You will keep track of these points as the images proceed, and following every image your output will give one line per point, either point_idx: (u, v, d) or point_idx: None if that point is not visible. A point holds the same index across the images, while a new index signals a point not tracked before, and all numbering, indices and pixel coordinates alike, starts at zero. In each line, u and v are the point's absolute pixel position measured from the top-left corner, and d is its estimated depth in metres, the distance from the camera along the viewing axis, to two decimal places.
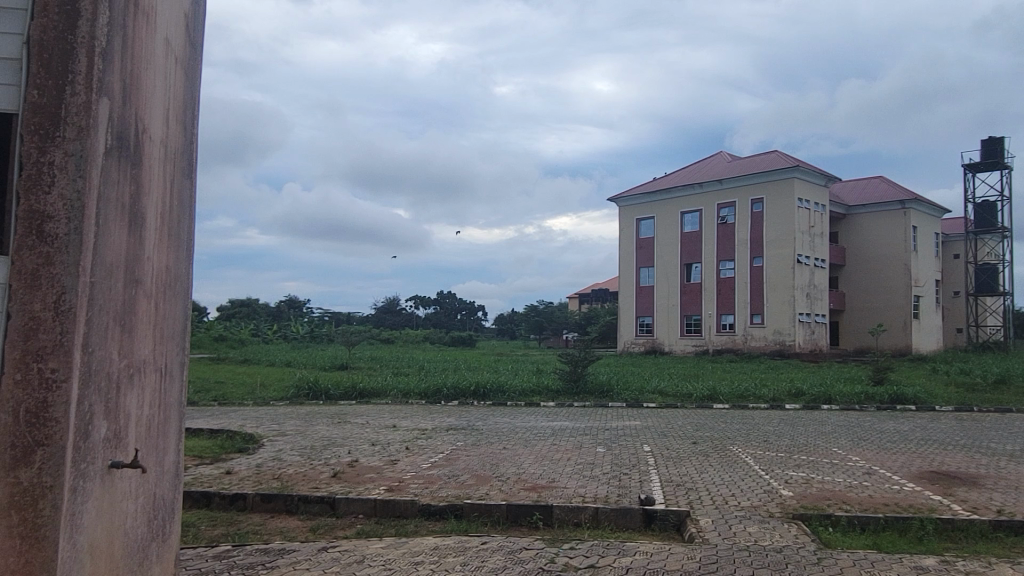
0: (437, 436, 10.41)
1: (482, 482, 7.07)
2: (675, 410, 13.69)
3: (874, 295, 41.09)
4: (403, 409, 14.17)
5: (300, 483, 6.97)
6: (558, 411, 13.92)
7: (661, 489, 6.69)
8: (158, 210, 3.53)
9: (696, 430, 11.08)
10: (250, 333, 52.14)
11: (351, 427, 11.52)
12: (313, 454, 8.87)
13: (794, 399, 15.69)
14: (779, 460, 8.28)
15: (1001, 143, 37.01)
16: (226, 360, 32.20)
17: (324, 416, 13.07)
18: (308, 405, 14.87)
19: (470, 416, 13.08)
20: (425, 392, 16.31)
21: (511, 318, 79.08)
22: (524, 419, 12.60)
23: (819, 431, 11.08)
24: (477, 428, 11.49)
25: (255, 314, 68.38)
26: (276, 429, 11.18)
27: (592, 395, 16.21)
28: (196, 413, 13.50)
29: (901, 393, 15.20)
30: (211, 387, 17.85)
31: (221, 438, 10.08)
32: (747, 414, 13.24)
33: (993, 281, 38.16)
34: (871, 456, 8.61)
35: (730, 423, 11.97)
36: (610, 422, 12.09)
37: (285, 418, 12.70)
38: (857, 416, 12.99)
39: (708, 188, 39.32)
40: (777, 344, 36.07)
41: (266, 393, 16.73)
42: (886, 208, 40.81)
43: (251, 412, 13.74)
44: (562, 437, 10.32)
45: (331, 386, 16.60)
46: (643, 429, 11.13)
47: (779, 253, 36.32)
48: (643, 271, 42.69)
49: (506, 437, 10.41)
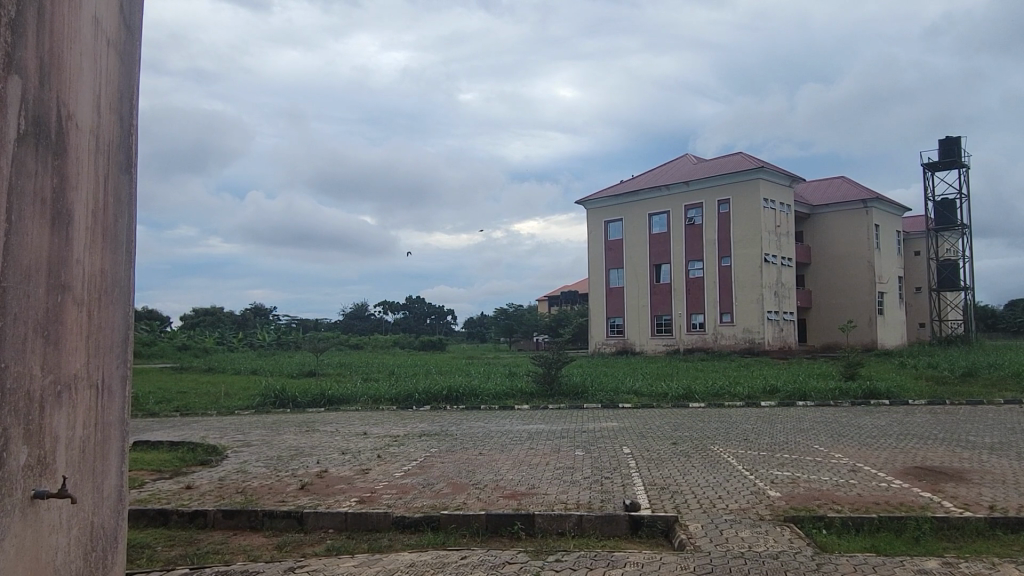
0: (411, 443, 10.06)
1: (458, 491, 6.74)
2: (652, 411, 13.50)
3: (840, 293, 41.55)
4: (373, 416, 13.76)
5: (266, 496, 6.58)
6: (534, 413, 13.64)
7: (646, 493, 6.43)
8: (88, 206, 2.63)
9: (674, 430, 10.88)
10: (215, 341, 51.10)
11: (320, 436, 11.11)
12: (280, 465, 8.46)
13: (769, 396, 15.60)
14: (764, 459, 8.08)
15: (958, 142, 37.68)
16: (190, 369, 31.45)
17: (292, 425, 12.64)
18: (275, 414, 14.40)
19: (444, 421, 12.74)
20: (396, 397, 15.93)
21: (481, 322, 78.74)
22: (499, 423, 12.30)
23: (799, 429, 10.94)
24: (451, 433, 11.15)
25: (220, 322, 67.19)
26: (241, 439, 10.73)
27: (567, 397, 15.97)
28: (157, 424, 12.98)
29: (874, 388, 15.23)
30: (174, 397, 17.28)
31: (182, 450, 9.61)
32: (724, 412, 13.09)
33: (955, 277, 38.82)
34: (854, 453, 8.47)
35: (708, 422, 11.80)
36: (587, 424, 11.84)
37: (251, 427, 12.25)
38: (832, 412, 12.92)
39: (676, 189, 39.44)
40: (747, 342, 36.26)
41: (231, 402, 16.21)
42: (849, 207, 41.33)
43: (215, 422, 13.25)
44: (539, 441, 10.03)
45: (298, 393, 16.13)
46: (621, 431, 10.90)
47: (747, 252, 36.55)
48: (613, 272, 42.69)
49: (482, 442, 10.10)
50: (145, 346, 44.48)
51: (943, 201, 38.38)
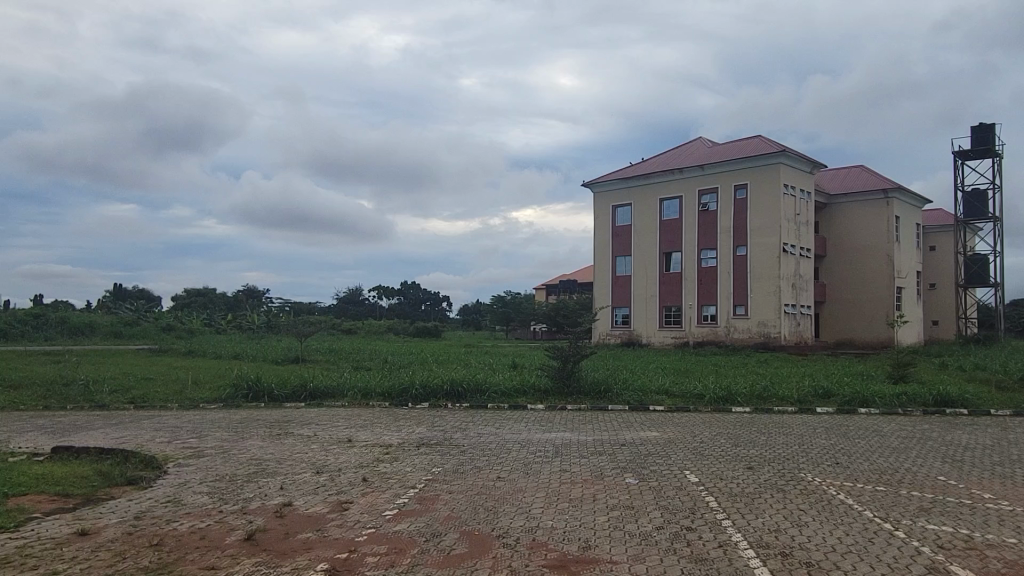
0: (407, 459, 7.80)
1: (482, 552, 4.49)
2: (691, 418, 11.35)
3: (856, 287, 39.37)
4: (361, 416, 11.58)
5: (189, 559, 4.33)
6: (551, 417, 11.48)
7: (768, 567, 4.22)
8: None
9: (735, 449, 8.74)
10: (202, 323, 48.99)
11: (293, 443, 8.87)
12: (228, 491, 6.19)
13: (823, 400, 13.48)
14: (894, 501, 5.90)
15: (993, 130, 35.48)
16: (170, 352, 29.33)
17: (261, 426, 10.42)
18: (245, 410, 12.21)
19: (446, 425, 10.57)
20: (389, 392, 13.75)
21: (477, 309, 76.93)
22: (514, 430, 10.11)
23: (893, 449, 8.79)
24: (459, 443, 8.96)
25: (211, 303, 65.05)
26: (191, 447, 8.48)
27: (587, 396, 13.77)
28: (101, 421, 10.76)
29: (945, 395, 13.12)
30: (135, 385, 15.12)
31: (108, 464, 7.33)
32: (782, 422, 10.97)
33: (984, 272, 36.89)
34: (1009, 493, 6.24)
35: (772, 437, 9.63)
36: (624, 434, 9.69)
37: (213, 429, 10.05)
38: (911, 425, 10.82)
39: (689, 173, 37.13)
40: (762, 336, 34.14)
41: (197, 394, 13.93)
42: (868, 197, 39.14)
43: (172, 420, 11.01)
44: (572, 459, 7.82)
45: (275, 385, 13.89)
46: (668, 448, 8.72)
47: (765, 242, 34.34)
48: (620, 259, 40.41)
49: (498, 457, 7.89)
50: (126, 326, 42.11)
51: (974, 191, 36.26)
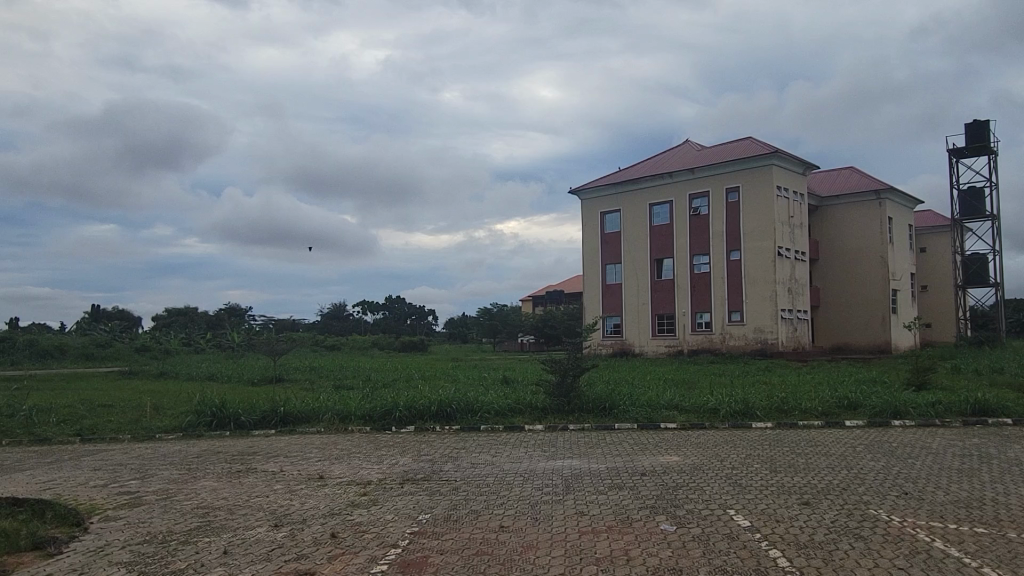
0: (388, 502, 6.41)
1: None
2: (710, 439, 10.05)
3: (851, 290, 38.32)
4: (338, 445, 10.21)
5: None
6: (553, 440, 10.16)
7: None
8: None
9: (774, 476, 7.44)
10: (180, 342, 47.31)
11: (252, 483, 7.46)
12: (153, 561, 4.78)
13: (850, 413, 12.22)
14: (1010, 552, 4.63)
15: (987, 126, 34.75)
16: (141, 374, 27.79)
17: (220, 460, 9.01)
18: (205, 440, 10.80)
19: (434, 454, 9.20)
20: (369, 415, 12.36)
21: (463, 322, 75.67)
22: (513, 458, 8.77)
23: (959, 471, 7.52)
24: (450, 478, 7.58)
25: (192, 322, 63.34)
26: (127, 493, 7.08)
27: (589, 414, 12.42)
28: (34, 459, 9.31)
29: (980, 403, 11.94)
30: (89, 414, 13.66)
31: (14, 522, 5.91)
32: (815, 441, 9.70)
33: (984, 272, 36.16)
34: None
35: (814, 461, 8.32)
36: (641, 460, 8.39)
37: (163, 466, 8.62)
38: (959, 440, 9.57)
39: (679, 177, 36.03)
40: (759, 343, 32.96)
41: (155, 422, 12.44)
42: (860, 198, 38.19)
43: (117, 455, 9.57)
44: (588, 498, 6.44)
45: (243, 409, 12.45)
46: (697, 477, 7.42)
47: (760, 246, 33.25)
48: (610, 267, 39.20)
49: (498, 497, 6.51)
50: (99, 348, 40.36)
51: (970, 189, 35.50)
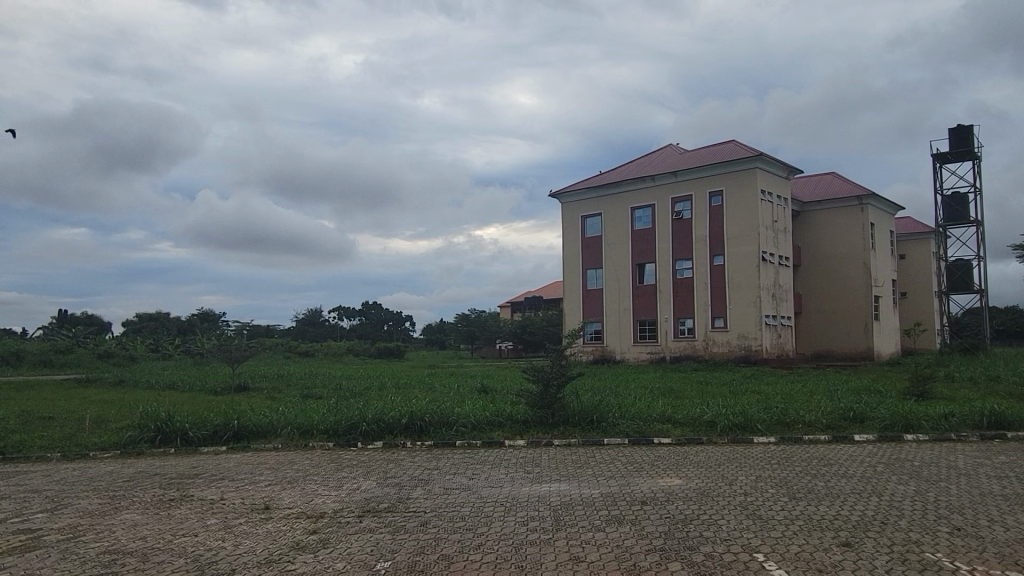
0: (340, 544, 5.27)
1: None
2: (710, 457, 9.01)
3: (833, 298, 37.68)
4: (294, 464, 9.04)
5: None
6: (536, 460, 9.06)
7: None
8: None
9: (797, 504, 6.37)
10: (147, 349, 45.61)
11: (182, 517, 6.25)
12: None
13: (857, 427, 11.24)
14: None
15: (971, 131, 34.40)
16: (98, 382, 26.17)
17: (153, 486, 7.77)
18: (146, 459, 9.59)
19: (402, 477, 8.05)
20: (334, 429, 11.18)
21: (441, 329, 74.55)
22: (491, 482, 7.66)
23: (1005, 498, 6.54)
24: (418, 509, 6.42)
25: (162, 327, 61.49)
26: (26, 532, 5.81)
27: (576, 427, 11.34)
28: None
29: (994, 417, 11.07)
30: (22, 428, 12.33)
31: None
32: (829, 460, 8.68)
33: (967, 278, 35.73)
34: None
35: (833, 485, 7.28)
36: (638, 484, 7.31)
37: (80, 493, 7.34)
38: (986, 459, 8.62)
39: (661, 181, 35.20)
40: (743, 349, 32.12)
41: (94, 438, 11.14)
42: (843, 203, 37.56)
43: (33, 478, 8.31)
44: (583, 537, 5.34)
45: (192, 423, 11.20)
46: (705, 508, 6.33)
47: (744, 250, 32.45)
48: (590, 272, 38.24)
49: (476, 537, 5.41)
50: (60, 354, 38.57)
51: (954, 195, 35.10)
